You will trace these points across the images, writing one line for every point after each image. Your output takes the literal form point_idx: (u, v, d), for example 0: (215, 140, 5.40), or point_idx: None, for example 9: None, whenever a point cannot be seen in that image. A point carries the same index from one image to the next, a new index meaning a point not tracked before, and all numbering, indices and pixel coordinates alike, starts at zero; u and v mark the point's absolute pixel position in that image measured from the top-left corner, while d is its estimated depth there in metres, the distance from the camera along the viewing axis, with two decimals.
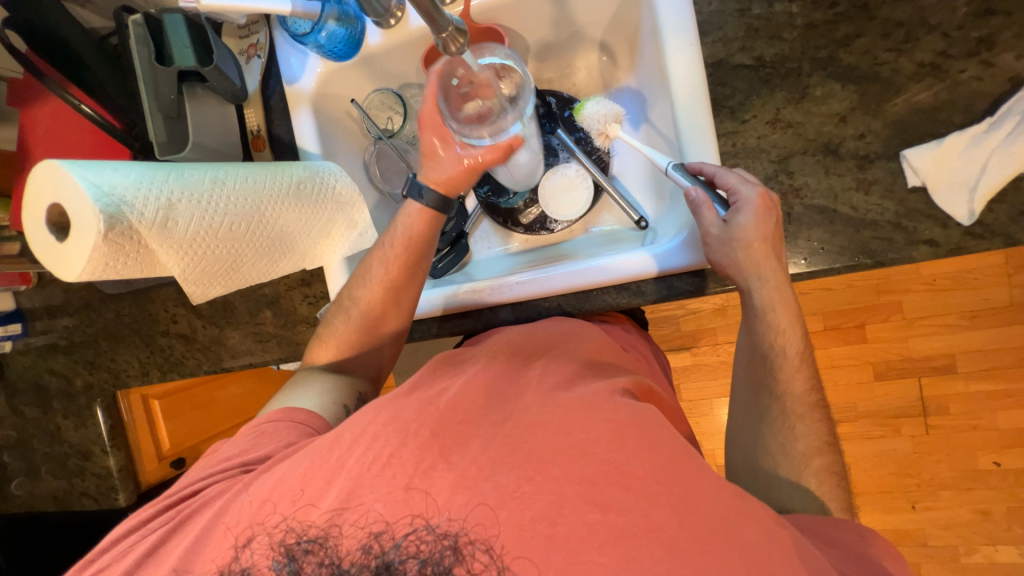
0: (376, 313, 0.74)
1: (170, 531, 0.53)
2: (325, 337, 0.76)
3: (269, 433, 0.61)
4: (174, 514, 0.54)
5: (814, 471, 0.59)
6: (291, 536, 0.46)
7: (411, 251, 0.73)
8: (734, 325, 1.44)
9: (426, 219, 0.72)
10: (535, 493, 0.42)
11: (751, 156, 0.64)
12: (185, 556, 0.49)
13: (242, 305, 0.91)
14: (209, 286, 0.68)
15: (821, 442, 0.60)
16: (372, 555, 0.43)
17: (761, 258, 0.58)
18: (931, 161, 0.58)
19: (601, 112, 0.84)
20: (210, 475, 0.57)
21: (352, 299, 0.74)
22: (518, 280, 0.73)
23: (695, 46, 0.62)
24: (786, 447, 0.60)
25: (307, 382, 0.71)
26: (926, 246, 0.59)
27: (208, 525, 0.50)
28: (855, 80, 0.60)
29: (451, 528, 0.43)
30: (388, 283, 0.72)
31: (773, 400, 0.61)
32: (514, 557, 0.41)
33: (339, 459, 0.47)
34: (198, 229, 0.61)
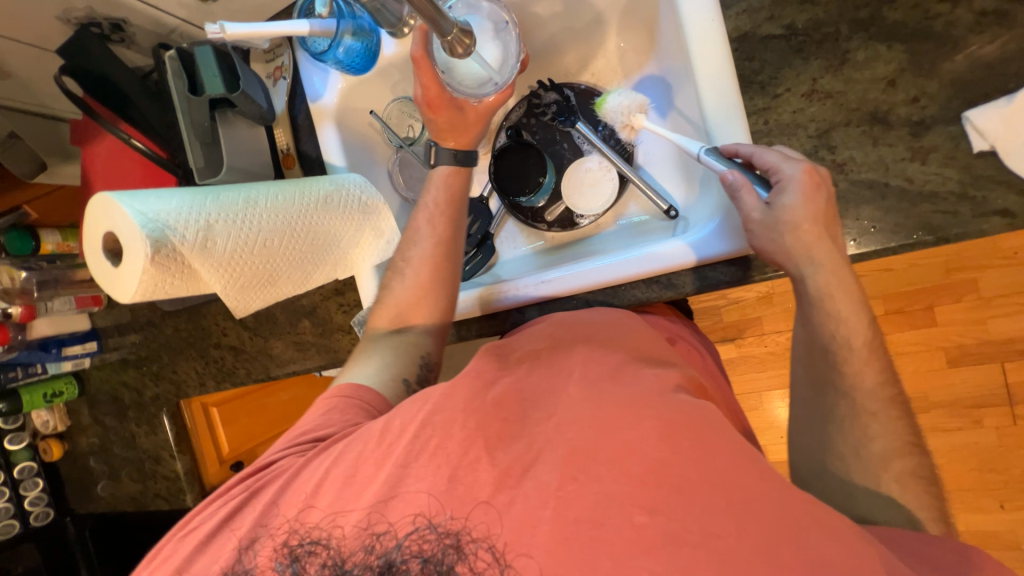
0: (410, 304, 0.71)
1: (246, 500, 0.54)
2: (384, 300, 0.74)
3: (338, 410, 0.62)
4: (254, 483, 0.56)
5: (883, 468, 0.53)
6: (294, 538, 0.49)
7: (449, 203, 0.74)
8: (782, 313, 1.36)
9: (461, 174, 0.74)
10: (578, 492, 0.41)
11: (786, 133, 0.59)
12: (259, 521, 0.52)
13: (282, 316, 0.95)
14: (251, 299, 0.72)
15: (903, 441, 0.54)
16: (374, 554, 0.45)
17: (813, 240, 0.53)
18: (1001, 121, 0.51)
19: (624, 104, 0.79)
20: (284, 449, 0.59)
21: (405, 258, 0.73)
22: (549, 279, 0.72)
23: (718, 19, 0.59)
24: (858, 449, 0.54)
25: (368, 352, 0.70)
26: (1000, 217, 0.52)
27: (276, 499, 0.52)
28: (903, 38, 0.55)
29: (451, 527, 0.44)
30: (434, 269, 0.72)
31: (839, 397, 0.56)
32: (516, 554, 0.41)
33: (381, 452, 0.48)
34: (236, 247, 0.65)
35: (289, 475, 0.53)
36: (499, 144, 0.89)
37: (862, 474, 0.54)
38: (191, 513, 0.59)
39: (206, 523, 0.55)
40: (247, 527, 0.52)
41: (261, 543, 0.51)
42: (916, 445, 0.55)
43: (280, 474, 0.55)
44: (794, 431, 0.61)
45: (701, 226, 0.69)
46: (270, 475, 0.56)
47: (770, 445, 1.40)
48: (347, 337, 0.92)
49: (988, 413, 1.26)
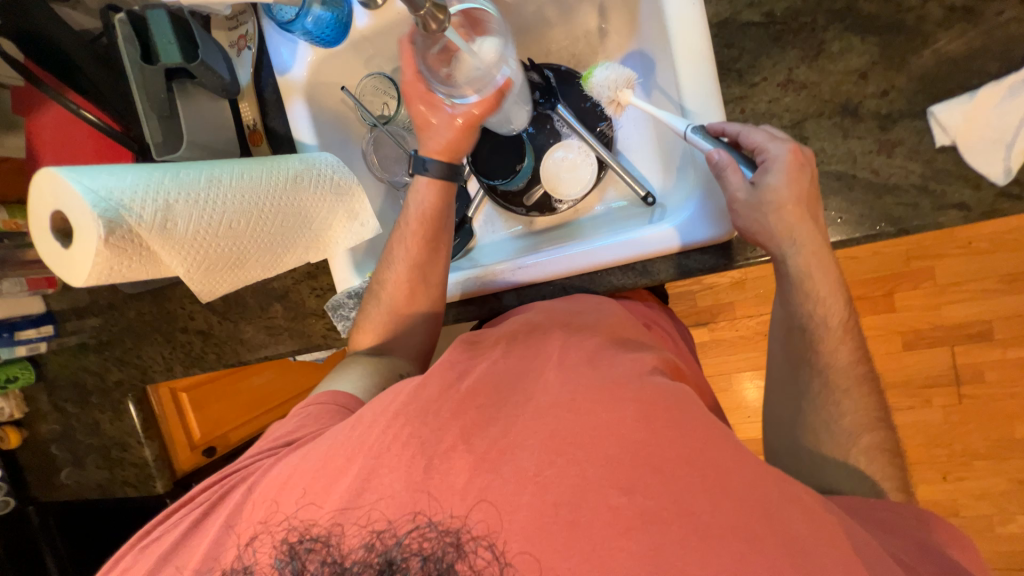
0: (405, 294, 0.72)
1: (211, 506, 0.52)
2: (361, 322, 0.75)
3: (315, 416, 0.60)
4: (219, 490, 0.54)
5: (846, 434, 0.55)
6: (293, 535, 0.44)
7: (429, 227, 0.71)
8: (753, 299, 1.40)
9: (436, 188, 0.71)
10: (556, 476, 0.40)
11: (761, 122, 0.60)
12: (227, 523, 0.49)
13: (253, 299, 0.92)
14: (217, 283, 0.69)
15: (871, 417, 0.55)
16: (374, 552, 0.41)
17: (796, 221, 0.53)
18: (961, 116, 0.53)
19: (611, 78, 0.76)
20: (254, 453, 0.57)
21: (380, 282, 0.73)
22: (533, 262, 0.72)
23: (699, 5, 0.58)
24: (830, 424, 0.55)
25: (350, 365, 0.70)
26: (956, 210, 0.55)
27: (241, 500, 0.50)
28: (876, 31, 0.55)
29: (452, 524, 0.40)
30: (413, 294, 0.72)
31: (813, 373, 0.57)
32: (517, 552, 0.39)
33: (360, 435, 0.45)
34: (199, 229, 0.62)
35: (258, 475, 0.51)
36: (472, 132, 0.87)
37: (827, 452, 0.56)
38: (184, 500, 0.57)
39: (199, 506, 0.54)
40: (241, 522, 0.48)
41: (263, 535, 0.46)
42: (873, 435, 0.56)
43: (253, 472, 0.53)
44: (770, 408, 0.63)
45: (679, 209, 0.70)
46: (241, 475, 0.54)
47: (737, 425, 1.46)
48: (321, 320, 0.90)
49: (937, 393, 1.35)
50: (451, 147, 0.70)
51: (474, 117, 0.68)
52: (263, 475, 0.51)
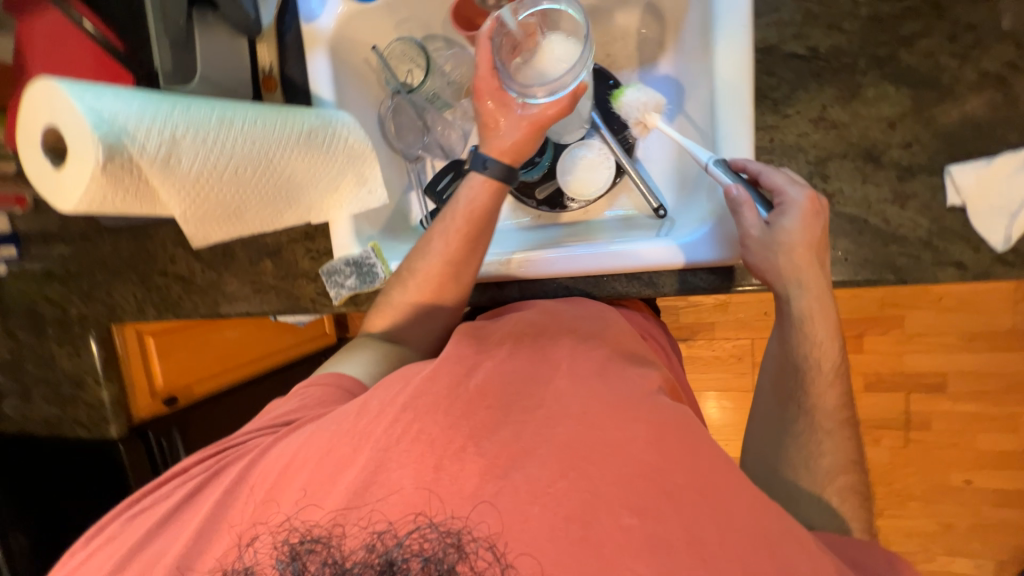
0: (432, 287, 0.69)
1: (208, 479, 0.52)
2: (381, 307, 0.71)
3: (318, 397, 0.60)
4: (221, 460, 0.54)
5: (823, 473, 0.55)
6: (294, 535, 0.43)
7: (473, 226, 0.68)
8: (732, 322, 1.44)
9: (490, 190, 0.67)
10: (565, 491, 0.40)
11: (787, 154, 0.61)
12: (222, 500, 0.48)
13: (242, 253, 0.89)
14: (211, 230, 0.65)
15: (847, 460, 0.56)
16: (375, 553, 0.41)
17: (805, 265, 0.55)
18: (976, 180, 0.55)
19: (641, 99, 0.75)
20: (255, 430, 0.57)
21: (409, 271, 0.70)
22: (550, 256, 0.71)
23: (747, 28, 0.58)
24: (809, 461, 0.56)
25: (357, 350, 0.70)
26: (954, 268, 0.57)
27: (239, 478, 0.49)
28: (911, 83, 0.56)
29: (452, 525, 0.40)
30: (440, 289, 0.69)
31: (800, 412, 0.58)
32: (517, 554, 0.39)
33: (367, 425, 0.44)
34: (203, 170, 0.58)
35: (255, 454, 0.50)
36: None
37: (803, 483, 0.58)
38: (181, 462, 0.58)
39: (197, 479, 0.53)
40: (240, 506, 0.47)
41: (265, 524, 0.45)
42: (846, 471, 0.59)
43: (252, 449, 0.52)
44: (750, 436, 0.62)
45: (687, 230, 0.70)
46: (240, 453, 0.53)
47: None
48: (312, 284, 0.86)
49: (886, 435, 1.42)
50: (515, 147, 0.68)
51: (544, 117, 0.66)
52: (261, 454, 0.50)
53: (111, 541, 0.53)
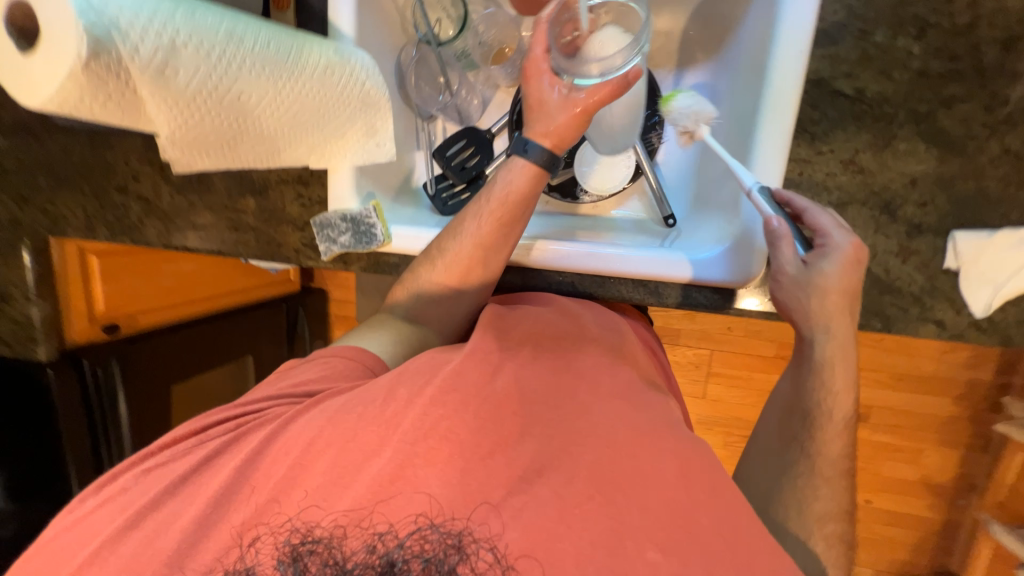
0: (462, 269, 0.66)
1: (227, 445, 0.52)
2: (407, 283, 0.69)
3: (338, 371, 0.59)
4: (240, 426, 0.54)
5: (815, 518, 0.56)
6: (296, 536, 0.43)
7: (508, 211, 0.65)
8: (697, 332, 1.50)
9: (532, 175, 0.65)
10: (598, 512, 0.41)
11: (813, 190, 0.62)
12: (241, 469, 0.48)
13: (221, 184, 0.80)
14: (197, 156, 0.58)
15: (840, 508, 0.56)
16: (377, 554, 0.40)
17: (835, 311, 0.56)
18: (976, 248, 0.58)
19: (693, 108, 0.64)
20: (271, 398, 0.56)
21: (440, 250, 0.67)
22: (571, 251, 0.69)
23: (804, 57, 0.58)
24: (802, 505, 0.56)
25: (375, 326, 0.68)
26: (934, 326, 0.61)
27: (259, 449, 0.49)
28: (940, 145, 0.58)
29: (453, 526, 0.42)
30: (469, 272, 0.66)
31: (803, 455, 0.58)
32: (518, 556, 0.40)
33: (399, 415, 0.46)
34: (200, 89, 0.51)
35: (277, 424, 0.50)
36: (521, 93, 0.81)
37: None
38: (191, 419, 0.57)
39: (212, 443, 0.52)
40: (261, 480, 0.47)
41: (280, 509, 0.45)
42: None
43: (273, 419, 0.52)
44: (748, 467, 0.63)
45: (700, 245, 0.70)
46: (259, 420, 0.53)
47: None
48: (296, 232, 0.79)
49: None
50: (559, 132, 0.65)
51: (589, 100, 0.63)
52: (283, 425, 0.50)
53: (110, 501, 0.51)
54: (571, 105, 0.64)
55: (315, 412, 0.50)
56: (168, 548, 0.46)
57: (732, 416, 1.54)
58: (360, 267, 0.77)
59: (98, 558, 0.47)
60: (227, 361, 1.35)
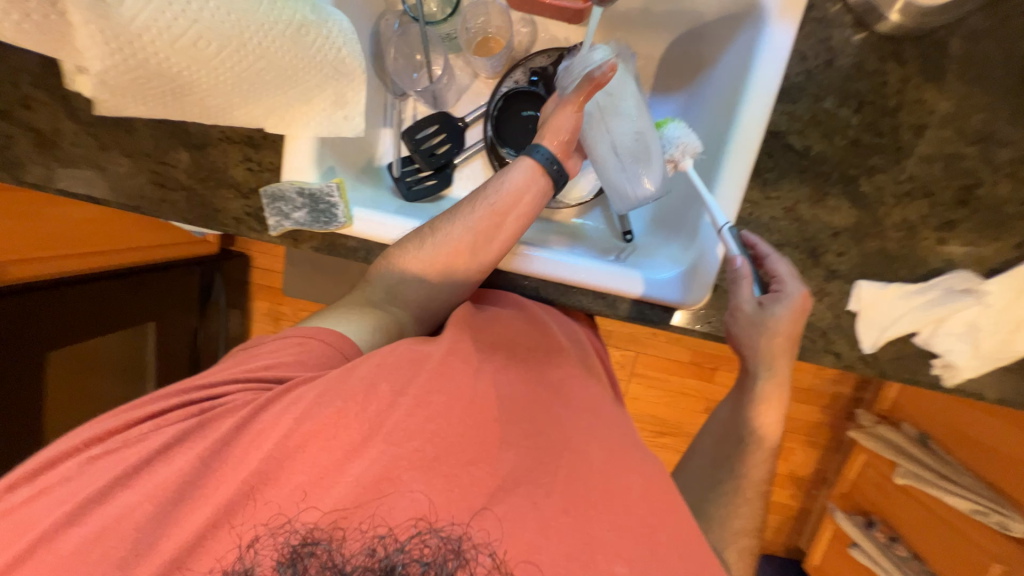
0: (452, 254, 0.65)
1: (193, 429, 0.52)
2: (390, 258, 0.66)
3: (313, 355, 0.58)
4: (204, 411, 0.53)
5: (732, 533, 0.63)
6: (296, 537, 0.46)
7: (512, 208, 0.65)
8: (626, 334, 1.60)
9: (535, 174, 0.66)
10: (567, 525, 0.47)
11: (758, 230, 0.69)
12: (208, 458, 0.50)
13: (146, 130, 0.69)
14: (130, 102, 0.52)
15: (752, 525, 0.64)
16: (376, 557, 0.44)
17: (778, 351, 0.65)
18: (873, 295, 0.69)
19: (681, 138, 0.68)
20: (238, 384, 0.56)
21: (432, 229, 0.65)
22: (546, 258, 0.69)
23: (769, 108, 0.64)
24: (724, 522, 0.64)
25: (345, 313, 0.64)
26: (832, 356, 0.72)
27: (230, 435, 0.50)
28: (859, 205, 0.68)
29: (452, 532, 0.46)
30: (456, 258, 0.65)
31: (730, 476, 0.66)
32: (517, 562, 0.45)
33: (381, 416, 0.50)
34: (147, 25, 0.45)
35: (248, 411, 0.51)
36: (502, 90, 0.78)
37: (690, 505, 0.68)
38: (147, 398, 0.56)
39: (170, 428, 0.52)
40: (231, 469, 0.49)
41: (256, 503, 0.47)
42: None
43: (240, 406, 0.53)
44: (683, 475, 0.70)
45: (658, 266, 0.72)
46: (224, 406, 0.53)
47: None
48: (238, 200, 0.71)
49: None
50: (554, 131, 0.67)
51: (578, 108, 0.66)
52: (254, 413, 0.51)
53: (55, 487, 0.50)
54: (568, 106, 0.66)
55: (286, 402, 0.51)
56: (132, 532, 0.47)
57: (647, 414, 1.68)
58: (312, 247, 0.70)
59: (48, 544, 0.47)
60: (123, 328, 1.15)
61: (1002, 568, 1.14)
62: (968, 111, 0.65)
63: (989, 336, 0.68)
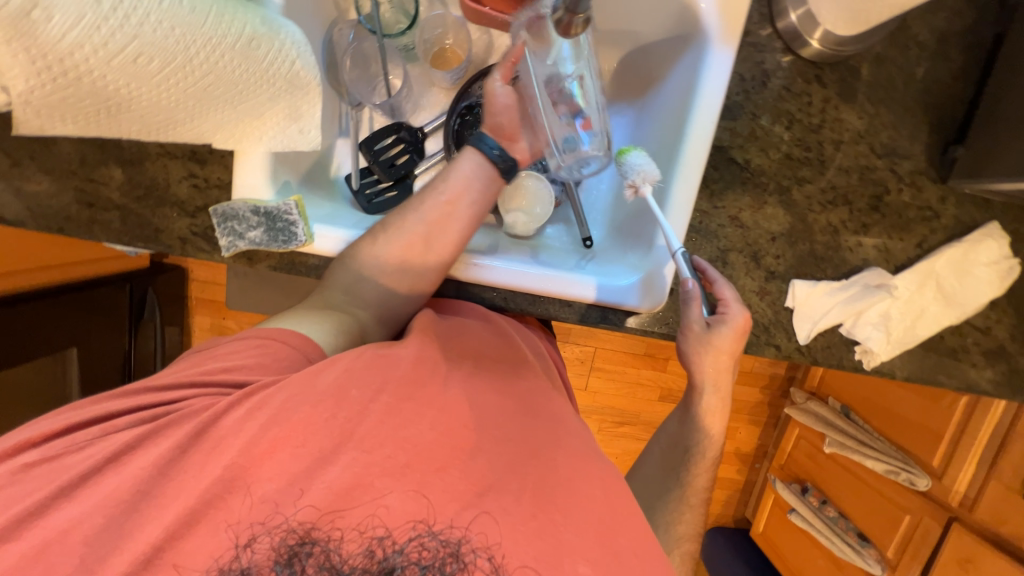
0: (409, 249, 0.63)
1: (144, 437, 0.47)
2: (345, 258, 0.64)
3: (274, 360, 0.54)
4: (159, 417, 0.49)
5: (676, 538, 0.69)
6: (292, 537, 0.43)
7: (470, 203, 0.66)
8: (586, 330, 1.66)
9: (479, 167, 0.67)
10: (538, 527, 0.46)
11: (706, 238, 0.75)
12: (161, 467, 0.46)
13: (71, 146, 0.62)
14: (55, 122, 0.46)
15: (697, 522, 0.70)
16: (374, 560, 0.43)
17: (722, 368, 0.69)
18: (805, 293, 0.77)
19: (641, 165, 0.71)
20: (197, 386, 0.51)
21: (384, 225, 0.64)
22: (501, 267, 0.70)
23: (713, 126, 0.69)
24: (670, 526, 0.69)
25: (309, 312, 0.60)
26: (773, 349, 0.79)
27: (187, 443, 0.46)
28: (793, 212, 0.75)
29: (451, 535, 0.44)
30: (412, 252, 0.63)
31: (677, 484, 0.71)
32: (517, 566, 0.44)
33: (351, 424, 0.48)
34: (80, 42, 0.41)
35: (207, 417, 0.47)
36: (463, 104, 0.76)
37: (651, 497, 0.72)
38: (99, 397, 0.51)
39: (120, 434, 0.47)
40: (192, 479, 0.45)
41: (217, 514, 0.44)
42: None
43: (198, 411, 0.48)
44: (639, 476, 0.76)
45: (615, 271, 0.75)
46: (180, 411, 0.49)
47: None
48: (181, 217, 0.66)
49: None
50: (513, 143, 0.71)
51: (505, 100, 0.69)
52: (213, 418, 0.47)
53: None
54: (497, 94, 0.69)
55: (250, 407, 0.47)
56: (79, 547, 0.43)
57: (607, 405, 1.76)
58: (269, 266, 0.67)
59: None
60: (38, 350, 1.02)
61: (911, 519, 1.32)
62: (878, 128, 0.74)
63: (898, 323, 0.79)
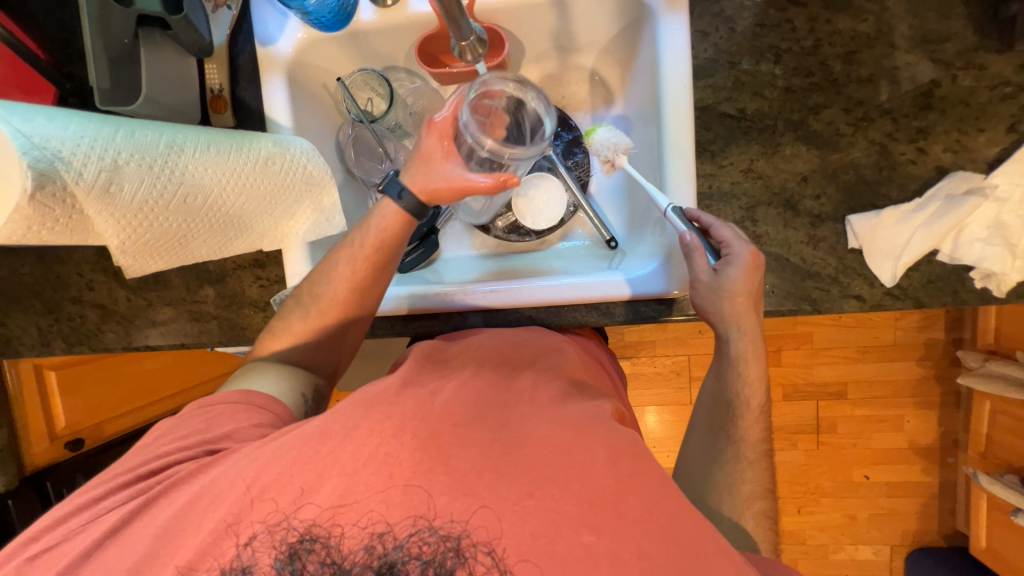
0: (340, 311, 0.70)
1: (139, 507, 0.50)
2: (279, 329, 0.71)
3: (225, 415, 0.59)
4: (157, 484, 0.52)
5: (744, 498, 0.61)
6: (293, 534, 0.43)
7: (381, 255, 0.70)
8: (671, 340, 1.55)
9: (400, 221, 0.68)
10: (532, 509, 0.41)
11: (724, 200, 0.69)
12: (183, 511, 0.47)
13: (178, 278, 0.82)
14: (148, 261, 0.62)
15: (764, 488, 0.62)
16: (374, 555, 0.40)
17: (743, 311, 0.62)
18: (869, 227, 0.65)
19: (612, 141, 0.75)
20: (183, 453, 0.54)
21: (313, 294, 0.70)
22: (486, 289, 0.72)
23: (688, 89, 0.66)
24: (734, 489, 0.62)
25: (261, 373, 0.67)
26: (855, 300, 0.67)
27: (190, 500, 0.48)
28: (818, 144, 0.67)
29: (452, 529, 0.41)
30: (336, 313, 0.70)
31: (729, 443, 0.64)
32: (517, 560, 0.40)
33: (333, 453, 0.44)
34: (143, 198, 0.54)
35: (202, 488, 0.48)
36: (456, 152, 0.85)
37: (714, 465, 0.63)
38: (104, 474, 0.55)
39: (116, 513, 0.51)
40: (195, 528, 0.46)
41: (226, 541, 0.44)
42: (770, 473, 0.63)
43: (197, 472, 0.51)
44: (686, 450, 0.67)
45: (640, 263, 0.73)
46: (169, 480, 0.51)
47: None
48: (260, 314, 0.81)
49: (801, 439, 1.54)
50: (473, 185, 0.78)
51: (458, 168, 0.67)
52: (213, 479, 0.48)
53: (65, 544, 0.50)
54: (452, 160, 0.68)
55: (245, 463, 0.48)
56: None
57: None
58: None
59: None
60: None
61: None
62: (891, 23, 0.64)
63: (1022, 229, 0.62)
